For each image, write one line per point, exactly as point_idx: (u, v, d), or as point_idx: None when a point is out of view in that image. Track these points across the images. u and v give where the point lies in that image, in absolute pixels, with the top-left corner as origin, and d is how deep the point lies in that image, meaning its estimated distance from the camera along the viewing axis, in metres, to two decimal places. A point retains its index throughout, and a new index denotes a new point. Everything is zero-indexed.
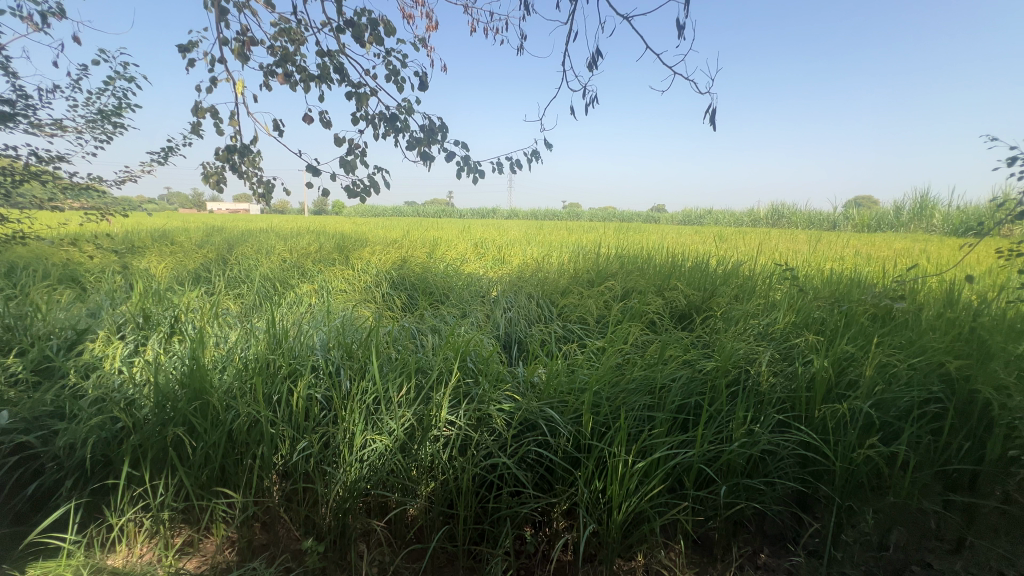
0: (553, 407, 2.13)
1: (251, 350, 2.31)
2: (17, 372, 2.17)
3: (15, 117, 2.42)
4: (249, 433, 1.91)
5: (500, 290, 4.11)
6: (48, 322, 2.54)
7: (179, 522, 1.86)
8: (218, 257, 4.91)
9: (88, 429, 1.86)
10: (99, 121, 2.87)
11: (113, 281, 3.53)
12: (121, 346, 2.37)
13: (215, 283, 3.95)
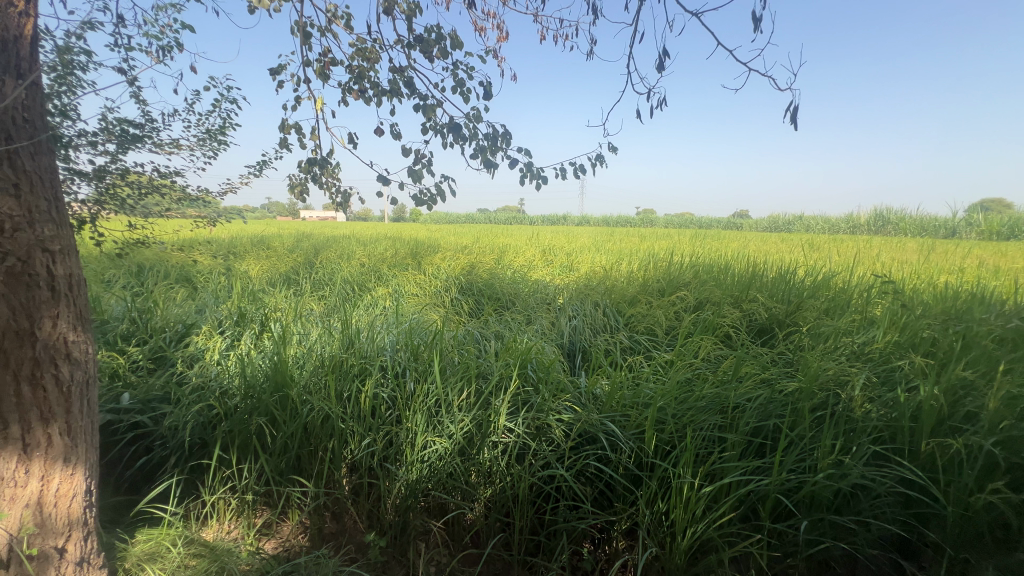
0: (614, 421, 2.06)
1: (326, 349, 2.47)
2: (138, 359, 2.49)
3: (143, 139, 2.76)
4: (323, 427, 2.04)
5: (567, 297, 4.07)
6: (163, 317, 2.90)
7: (262, 504, 2.02)
8: (305, 261, 5.34)
9: (189, 413, 2.08)
10: (208, 140, 3.20)
11: (218, 282, 3.95)
12: (219, 340, 2.63)
13: (302, 285, 4.30)
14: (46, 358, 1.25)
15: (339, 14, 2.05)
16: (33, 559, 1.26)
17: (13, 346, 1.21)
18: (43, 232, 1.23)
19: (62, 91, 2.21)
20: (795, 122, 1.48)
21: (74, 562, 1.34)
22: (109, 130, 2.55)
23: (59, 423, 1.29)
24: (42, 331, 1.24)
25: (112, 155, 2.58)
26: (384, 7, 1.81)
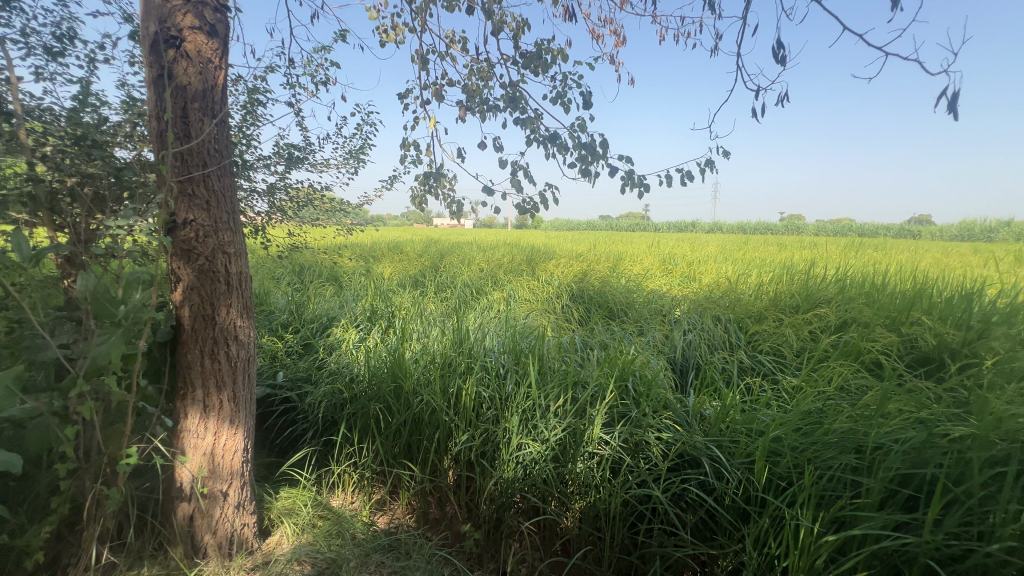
0: (721, 446, 1.89)
1: (437, 346, 2.67)
2: (292, 344, 2.96)
3: (304, 159, 3.29)
4: (429, 419, 2.21)
5: (683, 309, 3.82)
6: (313, 310, 3.40)
7: (377, 482, 2.26)
8: (432, 265, 5.82)
9: (324, 394, 2.43)
10: (352, 158, 3.69)
11: (358, 282, 4.51)
12: (353, 333, 3.00)
13: (427, 287, 4.69)
14: (221, 338, 1.57)
15: (456, 39, 2.21)
16: (206, 496, 1.58)
17: (200, 327, 1.54)
18: (224, 238, 1.55)
19: (248, 125, 2.74)
20: (952, 108, 1.17)
21: (233, 506, 1.64)
22: (280, 154, 3.10)
23: (228, 391, 1.60)
24: (219, 316, 1.56)
25: (281, 174, 3.12)
26: (493, 27, 1.91)
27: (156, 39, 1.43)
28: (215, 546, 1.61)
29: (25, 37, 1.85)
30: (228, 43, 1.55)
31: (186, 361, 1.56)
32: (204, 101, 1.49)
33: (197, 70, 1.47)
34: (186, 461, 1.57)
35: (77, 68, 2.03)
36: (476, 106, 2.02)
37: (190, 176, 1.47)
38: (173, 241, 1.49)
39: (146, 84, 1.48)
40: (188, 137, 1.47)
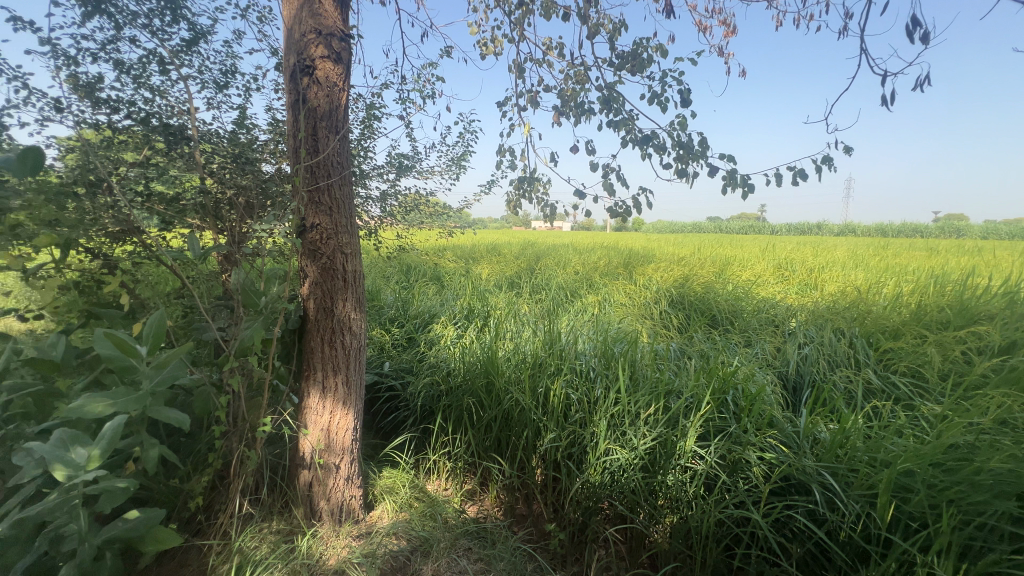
0: (836, 473, 1.69)
1: (529, 347, 2.72)
2: (397, 338, 3.22)
3: (412, 167, 3.56)
4: (519, 416, 2.26)
5: (799, 321, 3.46)
6: (417, 307, 3.66)
7: (468, 472, 2.37)
8: (528, 267, 5.92)
9: (424, 385, 2.61)
10: (454, 165, 3.90)
11: (458, 282, 4.75)
12: (451, 329, 3.18)
13: (523, 289, 4.79)
14: (338, 328, 1.77)
15: (553, 46, 2.25)
16: (322, 465, 1.80)
17: (322, 317, 1.76)
18: (342, 239, 1.75)
19: (365, 138, 3.04)
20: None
21: (344, 478, 1.84)
22: (392, 163, 3.39)
23: (342, 375, 1.80)
24: (337, 309, 1.77)
25: (392, 182, 3.41)
26: (588, 31, 1.91)
27: (294, 69, 1.67)
28: (329, 511, 1.82)
29: (201, 73, 2.26)
30: (350, 68, 1.76)
31: (310, 347, 1.79)
32: (329, 120, 1.70)
33: (325, 93, 1.68)
34: (307, 434, 1.79)
35: (236, 96, 2.43)
36: (570, 110, 2.03)
37: (317, 185, 1.69)
38: (303, 243, 1.72)
39: (286, 108, 1.73)
40: (316, 152, 1.69)
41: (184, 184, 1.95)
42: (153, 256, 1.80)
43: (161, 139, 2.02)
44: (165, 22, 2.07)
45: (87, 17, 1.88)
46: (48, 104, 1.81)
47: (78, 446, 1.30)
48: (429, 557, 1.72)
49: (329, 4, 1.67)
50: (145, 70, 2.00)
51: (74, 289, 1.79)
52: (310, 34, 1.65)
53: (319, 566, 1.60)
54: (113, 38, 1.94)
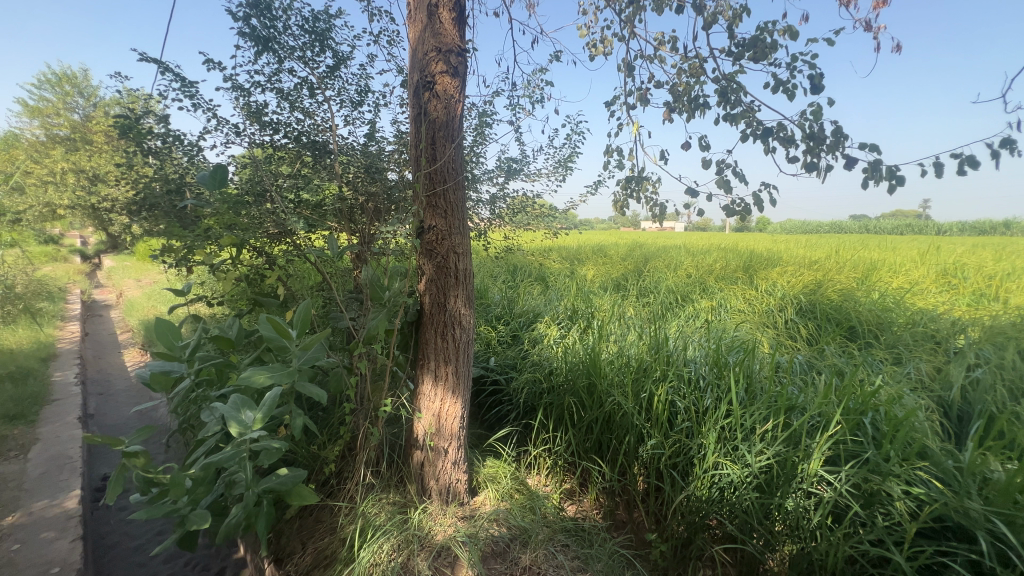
0: (1014, 523, 1.39)
1: (633, 350, 2.65)
2: (503, 335, 3.35)
3: (520, 170, 3.67)
4: (621, 420, 2.23)
5: (969, 338, 2.89)
6: (522, 306, 3.77)
7: (568, 471, 2.39)
8: (636, 269, 5.74)
9: (527, 382, 2.69)
10: (561, 167, 3.94)
11: (563, 283, 4.78)
12: (554, 329, 3.22)
13: (629, 291, 4.67)
14: (449, 322, 1.91)
15: (665, 40, 2.16)
16: (433, 448, 1.95)
17: (436, 311, 1.91)
18: (455, 239, 1.88)
19: (477, 145, 3.22)
20: None
21: (451, 462, 1.98)
22: (501, 167, 3.53)
23: (451, 366, 1.94)
24: (449, 304, 1.90)
25: (502, 186, 3.56)
26: (705, 20, 1.81)
27: (418, 86, 1.84)
28: (438, 491, 1.96)
29: (341, 94, 2.59)
30: (466, 80, 1.88)
31: (425, 338, 1.95)
32: (446, 129, 1.84)
33: (443, 105, 1.82)
34: (421, 418, 1.96)
35: (368, 112, 2.73)
36: (684, 105, 1.94)
37: (435, 190, 1.84)
38: (421, 243, 1.89)
39: (410, 121, 1.92)
40: (435, 160, 1.84)
41: (327, 191, 2.26)
42: (301, 254, 2.12)
43: (309, 154, 2.36)
44: (315, 53, 2.41)
45: (258, 55, 2.27)
46: (230, 129, 2.23)
47: (247, 410, 1.58)
48: (527, 547, 1.77)
49: (448, 23, 1.80)
50: (299, 95, 2.36)
51: (245, 281, 2.17)
52: (431, 53, 1.81)
53: (428, 540, 1.74)
54: (276, 70, 2.32)
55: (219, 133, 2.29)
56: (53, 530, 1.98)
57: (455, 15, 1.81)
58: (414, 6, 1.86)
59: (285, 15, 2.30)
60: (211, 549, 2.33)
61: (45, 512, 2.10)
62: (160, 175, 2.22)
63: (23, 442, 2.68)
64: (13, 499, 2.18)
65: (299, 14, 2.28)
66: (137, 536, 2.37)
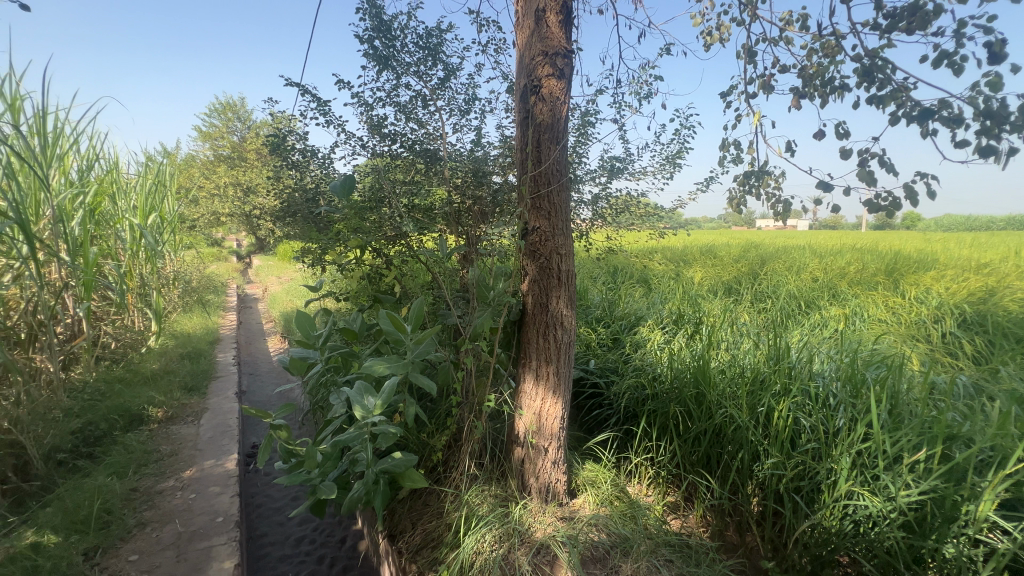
0: None
1: (748, 360, 2.44)
2: (603, 338, 3.28)
3: (623, 169, 3.57)
4: (734, 435, 2.06)
5: None
6: (624, 309, 3.66)
7: (672, 483, 2.28)
8: (751, 272, 5.27)
9: (628, 388, 2.61)
10: (668, 164, 3.75)
11: (668, 286, 4.56)
12: (658, 334, 3.08)
13: (743, 295, 4.30)
14: (551, 323, 1.92)
15: (794, 19, 1.96)
16: (533, 446, 1.98)
17: (538, 311, 1.93)
18: (559, 240, 1.89)
19: (579, 145, 3.19)
20: None
21: (552, 461, 1.99)
22: (604, 166, 3.47)
23: (553, 366, 1.95)
24: (551, 304, 1.92)
25: (604, 185, 3.49)
26: None
27: (525, 90, 1.87)
28: (538, 489, 1.99)
29: (450, 104, 2.74)
30: (571, 81, 1.88)
31: (528, 337, 1.99)
32: (552, 131, 1.86)
33: (549, 108, 1.85)
34: (522, 415, 2.00)
35: (475, 119, 2.85)
36: (816, 88, 1.74)
37: (540, 192, 1.87)
38: (525, 245, 1.93)
39: (516, 125, 1.97)
40: (540, 162, 1.86)
41: (437, 196, 2.40)
42: (414, 255, 2.28)
43: (422, 161, 2.50)
44: (428, 67, 2.57)
45: (380, 73, 2.49)
46: (356, 141, 2.48)
47: (369, 396, 1.74)
48: (628, 556, 1.71)
49: (555, 26, 1.82)
50: (414, 107, 2.54)
51: (367, 279, 2.40)
52: (538, 56, 1.84)
53: (528, 535, 1.78)
54: (395, 86, 2.52)
55: (347, 146, 2.56)
56: (218, 485, 2.37)
57: (563, 17, 1.83)
58: (522, 12, 1.90)
59: (402, 34, 2.49)
60: (335, 518, 2.61)
61: (212, 469, 2.52)
62: (300, 185, 2.54)
63: (197, 410, 3.25)
64: (190, 456, 2.65)
65: (415, 32, 2.45)
66: (278, 499, 2.75)
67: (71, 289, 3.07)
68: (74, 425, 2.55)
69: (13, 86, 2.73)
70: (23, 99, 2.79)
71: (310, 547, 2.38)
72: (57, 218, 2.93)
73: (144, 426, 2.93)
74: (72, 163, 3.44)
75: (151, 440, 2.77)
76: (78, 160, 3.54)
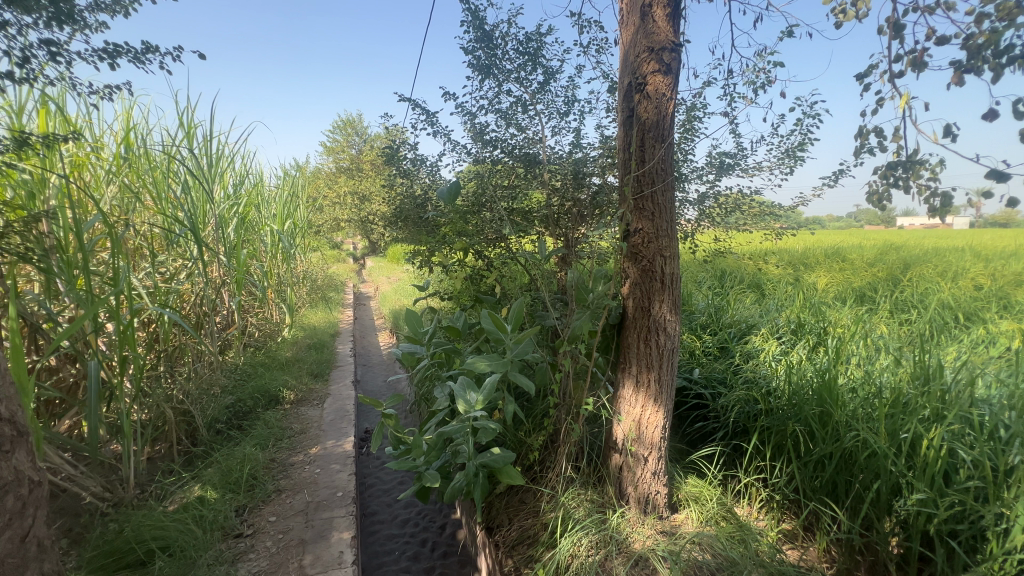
0: None
1: (887, 379, 2.13)
2: (709, 346, 3.08)
3: (734, 165, 3.32)
4: (869, 462, 1.81)
5: None
6: (732, 316, 3.40)
7: (788, 509, 2.06)
8: (889, 277, 4.58)
9: (738, 400, 2.42)
10: (787, 158, 3.41)
11: (784, 292, 4.14)
12: (773, 344, 2.81)
13: (879, 304, 3.76)
14: (653, 328, 1.85)
15: None
16: (632, 453, 1.92)
17: (639, 316, 1.87)
18: (663, 242, 1.82)
19: (685, 142, 3.03)
20: None
21: (651, 472, 1.91)
22: (712, 163, 3.25)
23: (654, 373, 1.88)
24: (654, 309, 1.84)
25: (712, 183, 3.27)
26: None
27: (630, 89, 1.83)
28: (636, 498, 1.93)
29: (550, 107, 2.76)
30: (679, 76, 1.80)
31: (627, 342, 1.93)
32: (656, 130, 1.79)
33: (653, 106, 1.78)
34: (621, 421, 1.95)
35: (574, 121, 2.84)
36: (987, 60, 1.46)
37: (643, 192, 1.81)
38: (627, 247, 1.88)
39: (619, 125, 1.93)
40: (644, 161, 1.80)
41: (535, 199, 2.44)
42: (514, 256, 2.34)
43: (521, 166, 2.52)
44: (528, 72, 2.63)
45: (483, 82, 2.60)
46: (460, 149, 2.61)
47: (470, 391, 1.82)
48: None
49: (662, 20, 1.76)
50: (514, 113, 2.61)
51: (469, 280, 2.51)
52: (643, 53, 1.78)
53: (626, 545, 1.73)
54: (497, 93, 2.61)
55: (451, 154, 2.70)
56: (338, 463, 2.64)
57: (671, 10, 1.75)
58: (627, 10, 1.86)
59: (504, 43, 2.57)
60: (437, 505, 2.77)
61: (333, 449, 2.81)
62: (409, 192, 2.73)
63: (321, 395, 3.65)
64: (315, 435, 2.98)
65: (516, 39, 2.51)
66: (386, 481, 2.99)
67: (227, 285, 3.63)
68: (228, 401, 3.01)
69: (189, 116, 3.30)
70: (196, 126, 3.36)
71: (414, 530, 2.55)
72: (218, 226, 3.48)
73: (280, 405, 3.37)
74: (229, 178, 4.06)
75: (285, 418, 3.18)
76: (234, 176, 4.18)
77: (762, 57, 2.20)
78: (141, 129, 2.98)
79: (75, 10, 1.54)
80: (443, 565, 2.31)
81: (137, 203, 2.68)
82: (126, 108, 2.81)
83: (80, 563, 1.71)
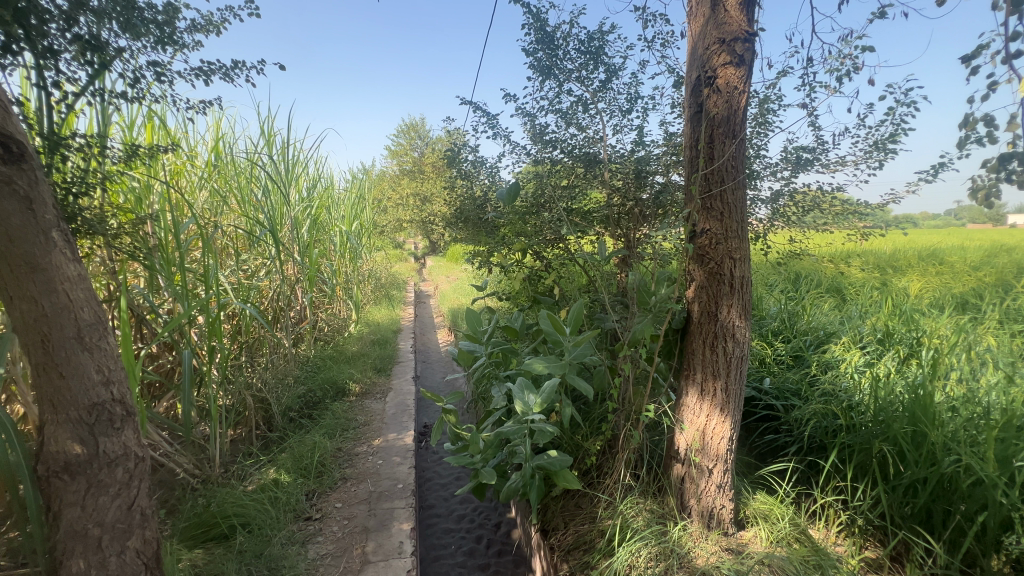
0: None
1: (997, 399, 1.88)
2: (781, 353, 2.88)
3: (812, 159, 3.08)
4: (973, 490, 1.62)
5: None
6: (808, 322, 3.16)
7: (872, 536, 1.86)
8: (997, 283, 4.07)
9: (813, 414, 2.24)
10: (874, 150, 3.12)
11: (869, 298, 3.79)
12: (856, 355, 2.58)
13: (985, 312, 3.34)
14: (721, 333, 1.76)
15: None
16: (696, 465, 1.83)
17: (705, 321, 1.78)
18: (732, 244, 1.72)
19: (757, 136, 2.86)
20: None
21: (716, 485, 1.82)
22: (788, 158, 3.04)
23: (720, 380, 1.78)
24: (721, 314, 1.75)
25: (787, 179, 3.06)
26: None
27: (697, 82, 1.75)
28: (699, 512, 1.84)
29: (611, 105, 2.70)
30: (752, 68, 1.70)
31: (692, 348, 1.85)
32: (727, 125, 1.70)
33: (724, 100, 1.69)
34: (684, 431, 1.87)
35: (637, 118, 2.76)
36: None
37: (711, 191, 1.72)
38: (692, 248, 1.79)
39: (686, 121, 1.85)
40: (713, 158, 1.72)
41: (594, 199, 2.40)
42: (572, 258, 2.31)
43: (581, 166, 2.48)
44: (589, 71, 2.59)
45: (543, 82, 2.59)
46: (520, 149, 2.62)
47: (529, 393, 1.82)
48: None
49: (734, 9, 1.67)
50: (575, 112, 2.58)
51: (527, 280, 2.51)
52: (713, 45, 1.70)
53: (688, 559, 1.66)
54: (557, 93, 2.59)
55: (511, 155, 2.72)
56: (399, 456, 2.74)
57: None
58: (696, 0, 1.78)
59: (566, 43, 2.55)
60: (492, 503, 2.80)
61: (394, 441, 2.92)
62: (469, 193, 2.78)
63: (384, 389, 3.81)
64: (378, 428, 3.12)
65: (577, 38, 2.49)
66: (444, 476, 3.06)
67: (300, 283, 3.89)
68: (300, 391, 3.22)
69: (269, 125, 3.57)
70: (275, 135, 3.62)
71: (470, 526, 2.60)
72: (293, 227, 3.73)
73: (346, 397, 3.55)
74: (303, 183, 4.34)
75: (351, 409, 3.35)
76: (307, 180, 4.46)
77: (849, 42, 2.02)
78: (229, 139, 3.25)
79: (176, 32, 1.71)
80: (498, 563, 2.33)
81: (225, 207, 2.94)
82: (217, 120, 3.08)
83: (174, 532, 1.89)
